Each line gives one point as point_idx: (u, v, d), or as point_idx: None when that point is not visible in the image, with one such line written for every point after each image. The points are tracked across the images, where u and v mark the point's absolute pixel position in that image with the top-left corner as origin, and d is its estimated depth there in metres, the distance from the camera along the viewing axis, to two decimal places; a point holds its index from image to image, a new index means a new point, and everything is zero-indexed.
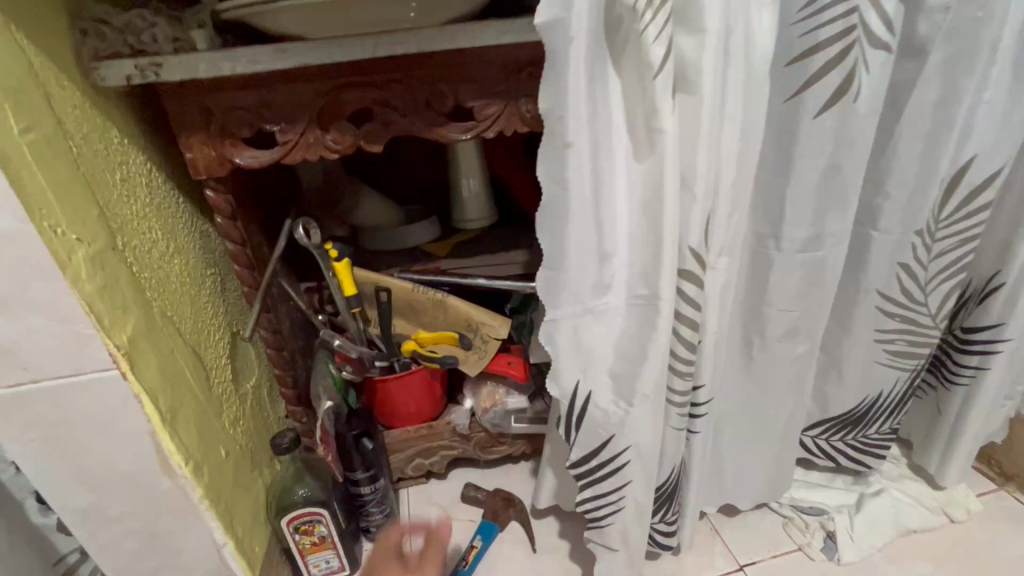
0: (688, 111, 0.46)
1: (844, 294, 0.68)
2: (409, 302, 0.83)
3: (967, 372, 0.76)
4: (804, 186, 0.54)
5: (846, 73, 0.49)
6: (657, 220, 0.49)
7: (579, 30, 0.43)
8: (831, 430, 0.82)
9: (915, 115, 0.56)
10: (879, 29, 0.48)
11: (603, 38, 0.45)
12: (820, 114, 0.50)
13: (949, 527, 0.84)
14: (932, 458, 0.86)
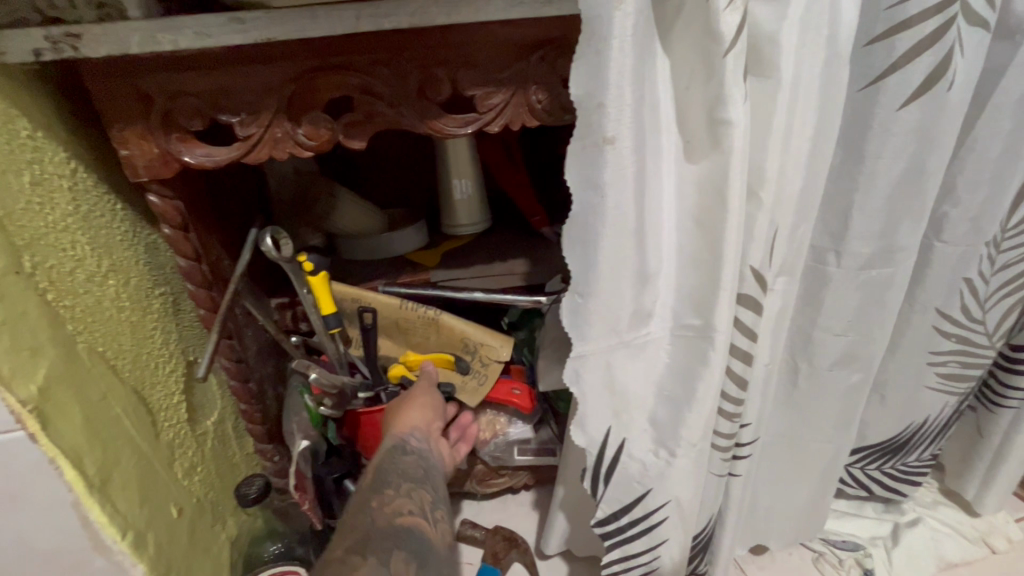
0: (758, 101, 0.37)
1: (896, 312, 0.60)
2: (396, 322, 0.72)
3: (1018, 394, 0.70)
4: (876, 192, 0.46)
5: (941, 54, 0.40)
6: (715, 236, 0.40)
7: None
8: (869, 458, 0.73)
9: (999, 107, 0.48)
10: (978, 3, 0.40)
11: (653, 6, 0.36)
12: (905, 105, 0.42)
13: (991, 559, 0.77)
14: (971, 483, 0.79)
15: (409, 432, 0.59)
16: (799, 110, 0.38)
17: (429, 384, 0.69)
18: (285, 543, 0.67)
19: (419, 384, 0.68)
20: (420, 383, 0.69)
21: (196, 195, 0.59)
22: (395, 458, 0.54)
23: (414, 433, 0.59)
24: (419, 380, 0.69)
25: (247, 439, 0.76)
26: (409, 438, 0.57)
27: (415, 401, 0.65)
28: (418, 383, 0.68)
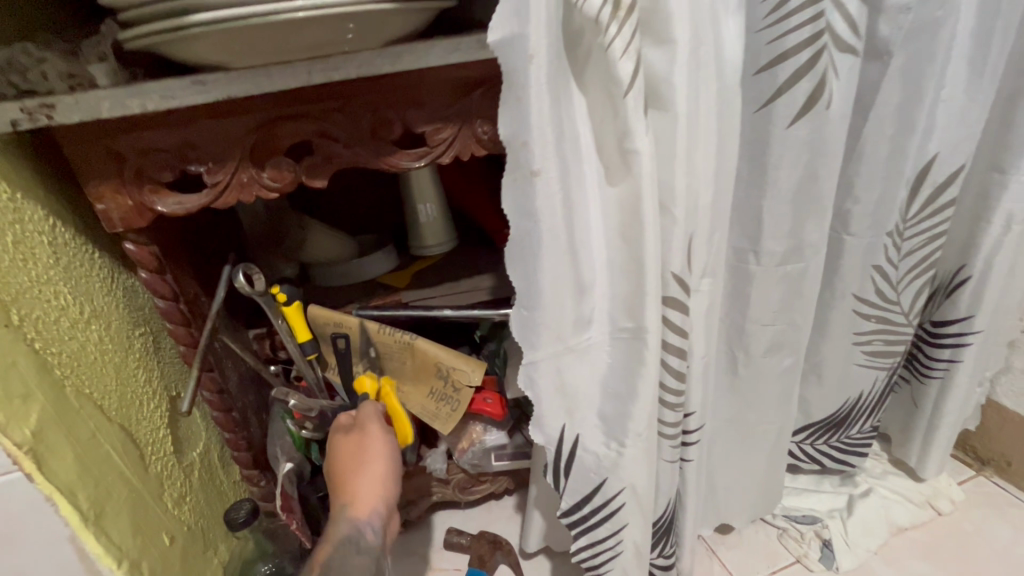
0: (662, 130, 0.43)
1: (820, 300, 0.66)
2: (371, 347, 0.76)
3: (940, 366, 0.76)
4: (779, 198, 0.52)
5: (815, 78, 0.47)
6: (638, 247, 0.45)
7: (539, 47, 0.39)
8: (815, 435, 0.79)
9: (882, 116, 0.55)
10: (844, 33, 0.47)
11: (565, 54, 0.42)
12: (793, 123, 0.48)
13: (937, 520, 0.84)
14: (912, 451, 0.85)
15: (366, 520, 0.55)
16: (700, 135, 0.44)
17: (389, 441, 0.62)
18: (277, 563, 0.69)
19: (376, 444, 0.62)
20: (378, 435, 0.63)
21: (171, 239, 0.63)
22: (347, 557, 0.52)
23: (372, 521, 0.55)
24: (375, 434, 0.63)
25: (234, 467, 0.79)
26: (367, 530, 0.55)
27: (371, 477, 0.59)
28: (374, 442, 0.62)
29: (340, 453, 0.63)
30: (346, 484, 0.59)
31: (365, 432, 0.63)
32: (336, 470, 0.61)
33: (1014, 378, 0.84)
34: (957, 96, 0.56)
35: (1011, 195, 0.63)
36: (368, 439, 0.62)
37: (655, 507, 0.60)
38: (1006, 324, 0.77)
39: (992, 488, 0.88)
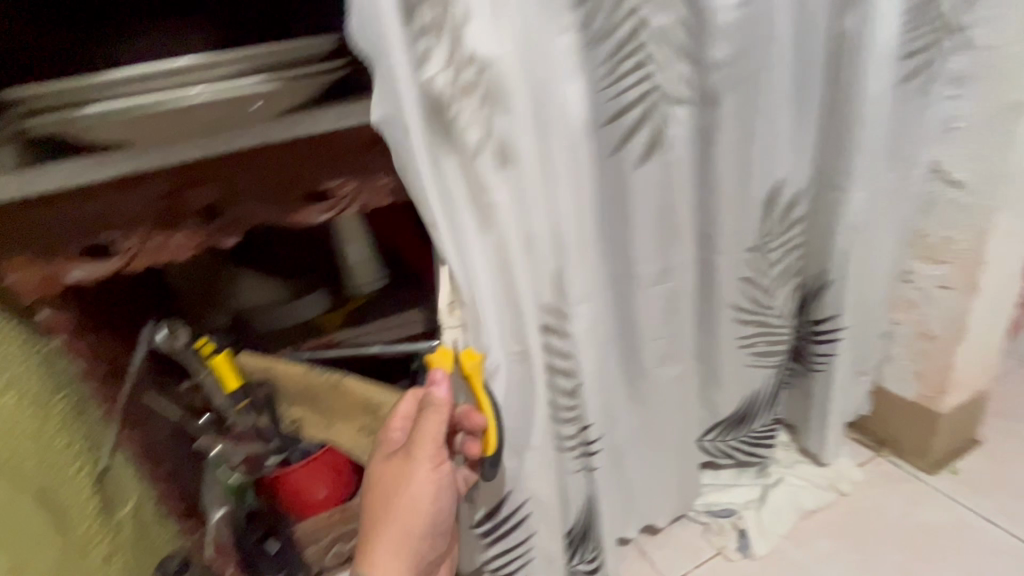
0: (517, 183, 0.49)
1: (704, 311, 0.74)
2: (454, 305, 0.53)
3: (821, 360, 0.86)
4: (640, 228, 0.60)
5: (651, 126, 0.55)
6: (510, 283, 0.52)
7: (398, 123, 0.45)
8: (722, 431, 0.87)
9: (726, 149, 0.63)
10: (672, 87, 0.55)
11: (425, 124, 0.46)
12: (639, 164, 0.56)
13: (841, 501, 0.92)
14: (814, 440, 0.94)
15: None
16: (554, 183, 0.51)
17: (430, 485, 0.53)
18: None
19: (407, 504, 0.53)
20: (406, 487, 0.53)
21: (88, 302, 0.66)
22: None
23: None
24: (413, 480, 0.53)
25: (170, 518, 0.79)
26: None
27: (386, 557, 0.52)
28: (407, 494, 0.53)
29: (378, 484, 0.55)
30: (367, 535, 0.54)
31: (406, 468, 0.53)
32: (365, 510, 0.55)
33: (895, 365, 0.93)
34: (786, 130, 0.66)
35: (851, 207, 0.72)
36: (405, 485, 0.53)
37: (564, 514, 0.65)
38: (872, 318, 0.87)
39: (889, 466, 0.97)
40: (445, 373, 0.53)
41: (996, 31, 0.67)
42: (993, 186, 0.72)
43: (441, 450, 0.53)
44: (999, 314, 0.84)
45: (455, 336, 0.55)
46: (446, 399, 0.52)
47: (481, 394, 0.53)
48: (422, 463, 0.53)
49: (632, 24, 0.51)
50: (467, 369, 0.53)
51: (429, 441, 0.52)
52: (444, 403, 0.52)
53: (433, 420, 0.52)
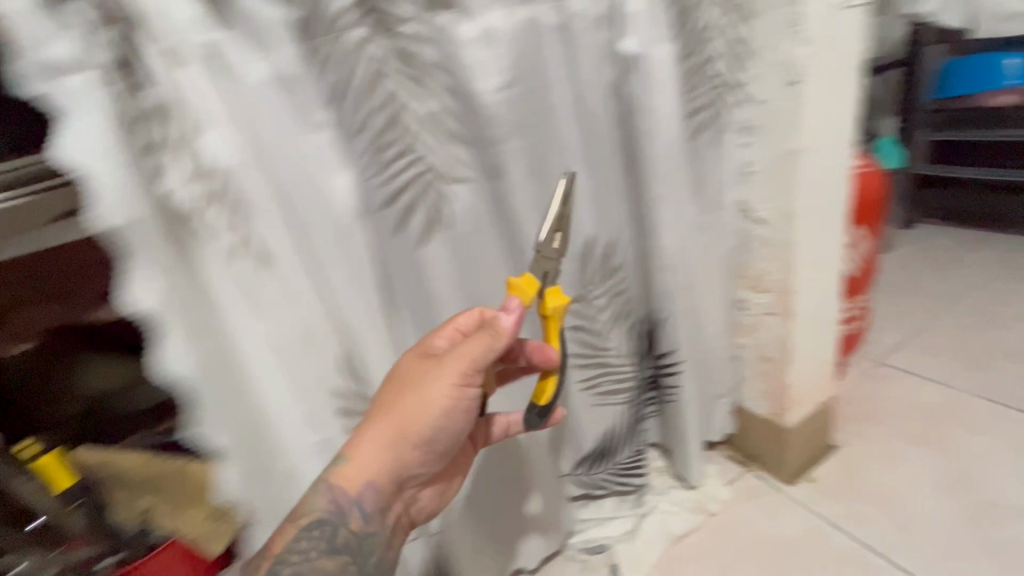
0: (282, 280, 0.49)
1: None
2: (558, 232, 0.55)
3: (671, 391, 0.90)
4: (443, 299, 0.61)
5: (431, 205, 0.58)
6: (297, 376, 0.52)
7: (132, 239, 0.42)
8: (587, 466, 0.92)
9: (527, 214, 0.65)
10: (447, 166, 0.58)
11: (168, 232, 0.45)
12: (424, 242, 0.58)
13: (709, 522, 0.95)
14: (682, 464, 0.98)
15: (354, 502, 0.52)
16: (327, 272, 0.52)
17: (447, 399, 0.52)
18: None
19: (419, 400, 0.52)
20: (416, 384, 0.52)
21: None
22: (315, 530, 0.51)
23: (358, 506, 0.52)
24: (436, 383, 0.51)
25: None
26: (347, 507, 0.51)
27: (378, 437, 0.52)
28: (424, 395, 0.52)
29: (401, 375, 0.54)
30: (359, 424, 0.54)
31: (433, 369, 0.52)
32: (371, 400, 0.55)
33: (747, 385, 0.99)
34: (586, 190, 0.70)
35: (665, 251, 0.77)
36: (428, 382, 0.52)
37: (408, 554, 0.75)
38: (712, 344, 0.94)
39: (757, 481, 1.01)
40: (520, 306, 0.51)
41: (766, 87, 0.73)
42: (788, 222, 0.78)
43: (474, 371, 0.52)
44: (825, 333, 0.90)
45: (543, 269, 0.54)
46: (512, 330, 0.51)
47: (553, 331, 0.59)
48: (442, 382, 0.52)
49: (393, 114, 0.53)
50: (549, 311, 0.57)
51: (467, 358, 0.52)
52: (504, 331, 0.51)
53: (481, 341, 0.51)
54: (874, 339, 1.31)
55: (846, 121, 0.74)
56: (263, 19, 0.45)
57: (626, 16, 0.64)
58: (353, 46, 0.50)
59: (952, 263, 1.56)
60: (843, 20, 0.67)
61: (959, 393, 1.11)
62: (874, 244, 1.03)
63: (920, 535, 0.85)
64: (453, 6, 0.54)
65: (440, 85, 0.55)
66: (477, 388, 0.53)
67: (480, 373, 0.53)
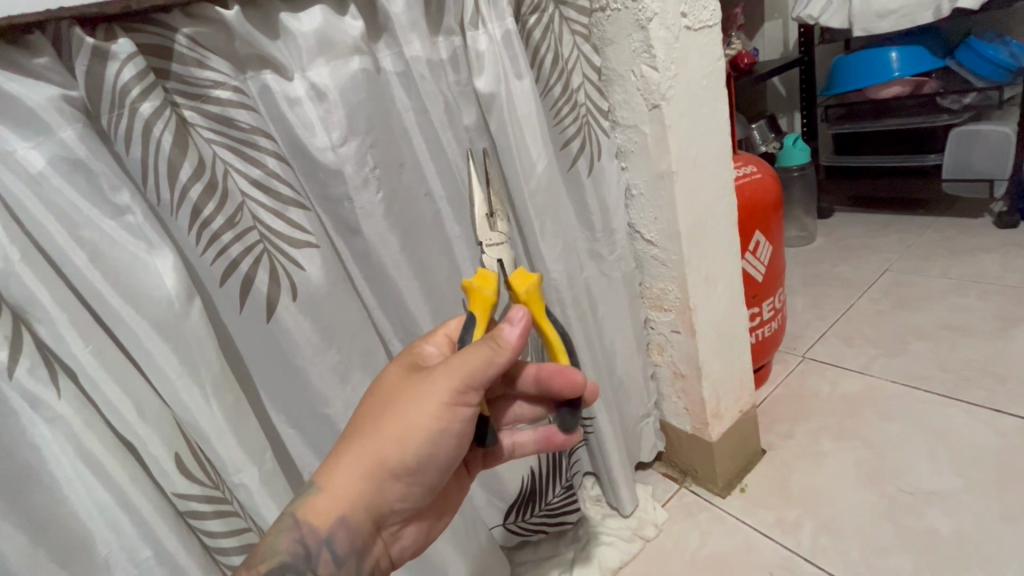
0: (84, 384, 0.44)
1: None
2: (491, 215, 0.57)
3: (588, 422, 0.87)
4: (305, 371, 0.57)
5: (274, 275, 0.53)
6: (119, 487, 0.46)
7: None
8: (516, 512, 0.89)
9: (396, 267, 0.62)
10: (285, 230, 0.53)
11: None
12: (272, 315, 0.54)
13: (646, 547, 0.93)
14: (613, 494, 0.94)
15: (327, 535, 0.45)
16: (150, 364, 0.47)
17: (436, 420, 0.46)
18: None
19: (403, 421, 0.45)
20: (400, 403, 0.46)
21: None
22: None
23: (330, 541, 0.46)
24: (424, 401, 0.45)
25: None
26: (315, 548, 0.45)
27: (353, 464, 0.46)
28: (408, 415, 0.45)
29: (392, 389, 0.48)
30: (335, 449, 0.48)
31: (421, 386, 0.46)
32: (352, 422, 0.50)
33: (669, 402, 0.98)
34: (458, 233, 0.69)
35: (556, 284, 0.74)
36: (414, 401, 0.46)
37: None
38: (630, 368, 0.91)
39: (691, 496, 1.00)
40: (524, 317, 0.46)
41: (631, 111, 0.73)
42: (674, 242, 0.78)
43: (468, 390, 0.46)
44: (732, 342, 0.91)
45: (497, 258, 0.56)
46: (517, 343, 0.46)
47: (540, 316, 0.54)
48: (432, 403, 0.45)
49: (211, 185, 0.48)
50: (525, 294, 0.54)
51: (459, 375, 0.45)
52: (508, 346, 0.46)
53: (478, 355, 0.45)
54: (797, 334, 1.33)
55: (714, 139, 0.75)
56: (28, 104, 0.41)
57: (473, 57, 0.62)
58: (146, 119, 0.44)
59: (866, 249, 1.61)
60: (690, 42, 0.69)
61: (877, 379, 1.13)
62: (775, 248, 1.05)
63: (843, 537, 0.85)
64: (271, 66, 0.52)
65: (267, 149, 0.52)
66: (473, 410, 0.47)
67: (474, 393, 0.46)
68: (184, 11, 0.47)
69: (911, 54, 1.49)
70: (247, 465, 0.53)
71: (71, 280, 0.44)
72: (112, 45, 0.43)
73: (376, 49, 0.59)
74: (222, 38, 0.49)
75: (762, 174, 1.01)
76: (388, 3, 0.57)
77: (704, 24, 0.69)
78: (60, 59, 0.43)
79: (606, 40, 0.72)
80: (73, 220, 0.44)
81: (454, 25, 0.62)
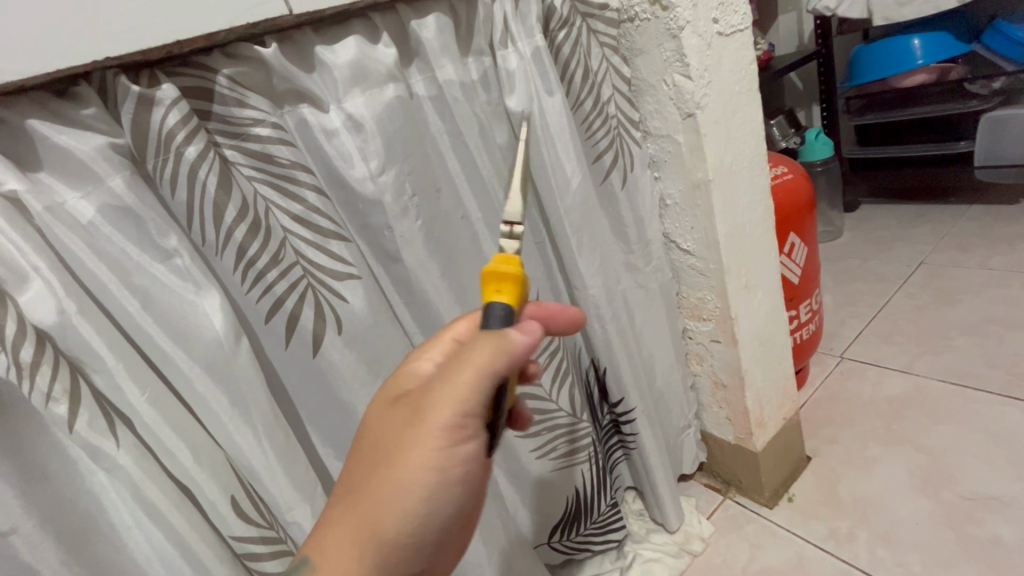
0: (140, 436, 0.44)
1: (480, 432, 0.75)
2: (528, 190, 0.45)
3: (632, 438, 0.85)
4: (354, 404, 0.56)
5: (319, 310, 0.52)
6: (178, 536, 0.45)
7: None
8: (560, 531, 0.86)
9: (438, 293, 0.62)
10: (328, 263, 0.52)
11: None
12: (320, 350, 0.53)
13: (694, 562, 0.90)
14: (658, 509, 0.92)
15: None
16: (207, 406, 0.47)
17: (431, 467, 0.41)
18: None
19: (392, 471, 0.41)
20: (395, 459, 0.42)
21: None
22: None
23: None
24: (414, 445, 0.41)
25: None
26: None
27: (347, 529, 0.43)
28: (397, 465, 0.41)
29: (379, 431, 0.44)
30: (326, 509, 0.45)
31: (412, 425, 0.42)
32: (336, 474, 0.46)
33: (709, 412, 0.96)
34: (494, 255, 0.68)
35: (595, 299, 0.73)
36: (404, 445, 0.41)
37: None
38: (670, 380, 0.90)
39: (737, 507, 0.97)
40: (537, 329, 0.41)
41: (664, 121, 0.72)
42: (713, 250, 0.76)
43: (464, 415, 0.41)
44: (774, 349, 0.89)
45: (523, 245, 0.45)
46: (524, 352, 0.39)
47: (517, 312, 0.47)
48: (429, 453, 0.41)
49: (254, 223, 0.48)
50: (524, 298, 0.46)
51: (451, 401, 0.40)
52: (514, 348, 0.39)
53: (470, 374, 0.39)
54: (833, 334, 1.30)
55: (750, 145, 0.74)
56: (76, 154, 0.41)
57: (504, 76, 0.61)
58: (191, 163, 0.44)
59: (897, 242, 1.56)
60: (722, 48, 0.67)
61: (923, 379, 1.09)
62: (810, 249, 1.02)
63: (902, 548, 0.82)
64: (308, 99, 0.52)
65: (307, 182, 0.51)
66: (474, 442, 0.42)
67: (471, 422, 0.41)
68: (223, 51, 0.47)
69: (935, 40, 1.44)
70: (299, 502, 0.52)
71: (126, 327, 0.44)
72: (156, 90, 0.43)
73: (408, 74, 0.58)
74: (260, 76, 0.48)
75: (794, 174, 0.99)
76: (420, 28, 0.56)
77: (736, 28, 0.67)
78: (105, 107, 0.43)
79: (636, 50, 0.70)
80: (125, 267, 0.44)
81: (484, 45, 0.61)
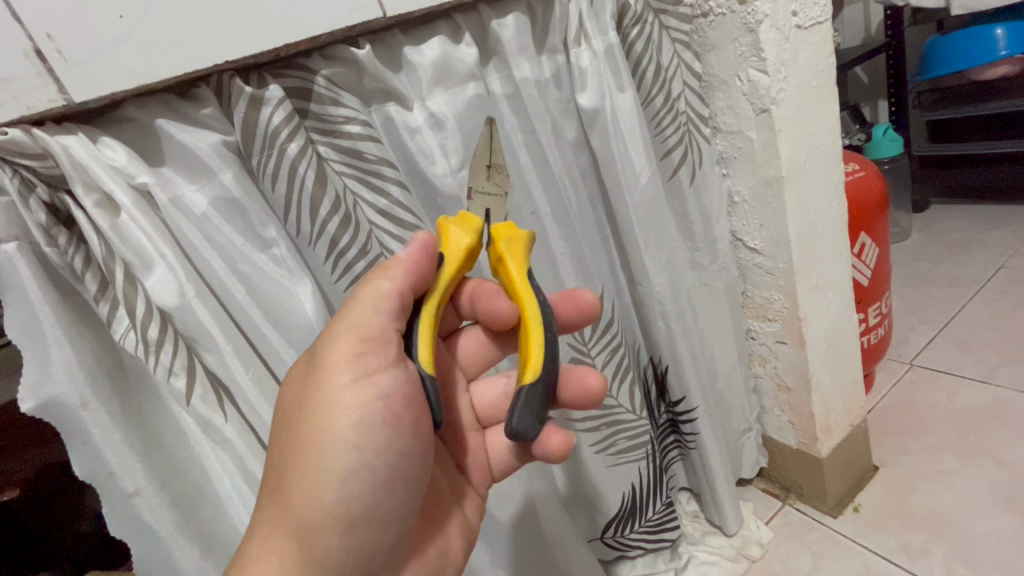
0: (245, 414, 0.48)
1: None
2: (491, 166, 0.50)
3: (691, 437, 0.84)
4: None
5: None
6: None
7: (86, 403, 0.43)
8: (616, 528, 0.85)
9: None
10: None
11: (123, 384, 0.45)
12: None
13: (751, 568, 0.89)
14: (714, 511, 0.90)
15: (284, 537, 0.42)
16: None
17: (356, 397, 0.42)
18: None
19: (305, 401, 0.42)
20: (291, 421, 0.43)
21: None
22: None
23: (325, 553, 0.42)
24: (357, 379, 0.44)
25: None
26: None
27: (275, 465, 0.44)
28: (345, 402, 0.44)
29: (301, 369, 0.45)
30: None
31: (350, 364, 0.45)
32: None
33: (771, 416, 0.94)
34: (562, 252, 0.69)
35: (659, 298, 0.73)
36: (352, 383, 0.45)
37: None
38: (731, 381, 0.88)
39: (797, 514, 0.94)
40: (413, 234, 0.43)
41: (735, 117, 0.71)
42: (782, 249, 0.75)
43: (365, 345, 0.42)
44: (843, 352, 0.86)
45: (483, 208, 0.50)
46: (407, 263, 0.42)
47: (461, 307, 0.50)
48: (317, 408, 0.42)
49: (346, 218, 0.50)
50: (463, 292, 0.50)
51: (349, 333, 0.42)
52: (392, 268, 0.42)
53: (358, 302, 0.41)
54: (902, 340, 1.23)
55: (825, 140, 0.72)
56: (196, 151, 0.45)
57: (577, 73, 0.62)
58: (292, 158, 0.47)
59: (973, 244, 1.47)
60: (801, 40, 0.65)
61: (1005, 390, 1.02)
62: (881, 250, 0.98)
63: (979, 565, 0.78)
64: (395, 98, 0.54)
65: (392, 178, 0.54)
66: (388, 372, 0.42)
67: (374, 353, 0.42)
68: (321, 54, 0.50)
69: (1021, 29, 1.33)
70: None
71: (233, 312, 0.48)
72: (265, 91, 0.45)
73: (486, 74, 0.60)
74: (353, 76, 0.51)
75: (867, 172, 0.95)
76: (500, 28, 0.58)
77: (815, 21, 0.66)
78: (220, 106, 0.46)
79: (708, 46, 0.70)
80: (233, 255, 0.47)
81: (558, 43, 0.62)
